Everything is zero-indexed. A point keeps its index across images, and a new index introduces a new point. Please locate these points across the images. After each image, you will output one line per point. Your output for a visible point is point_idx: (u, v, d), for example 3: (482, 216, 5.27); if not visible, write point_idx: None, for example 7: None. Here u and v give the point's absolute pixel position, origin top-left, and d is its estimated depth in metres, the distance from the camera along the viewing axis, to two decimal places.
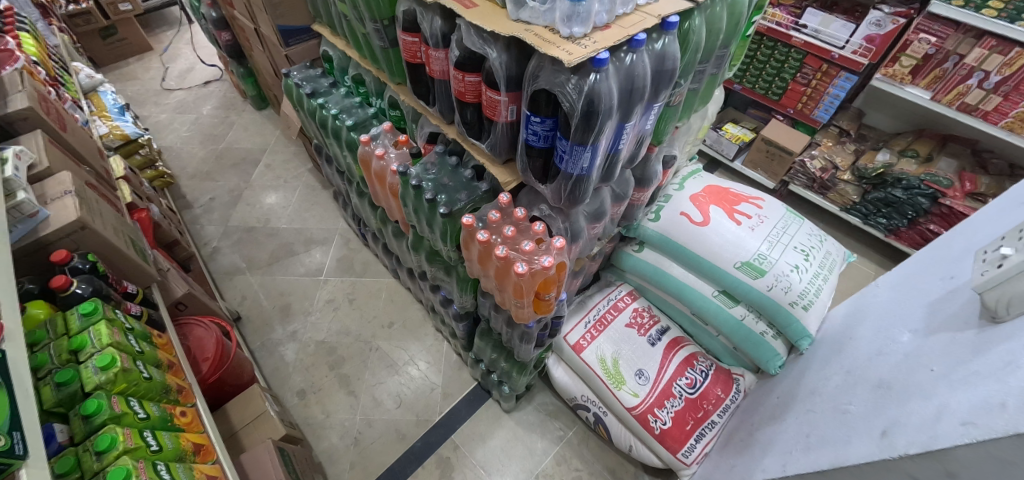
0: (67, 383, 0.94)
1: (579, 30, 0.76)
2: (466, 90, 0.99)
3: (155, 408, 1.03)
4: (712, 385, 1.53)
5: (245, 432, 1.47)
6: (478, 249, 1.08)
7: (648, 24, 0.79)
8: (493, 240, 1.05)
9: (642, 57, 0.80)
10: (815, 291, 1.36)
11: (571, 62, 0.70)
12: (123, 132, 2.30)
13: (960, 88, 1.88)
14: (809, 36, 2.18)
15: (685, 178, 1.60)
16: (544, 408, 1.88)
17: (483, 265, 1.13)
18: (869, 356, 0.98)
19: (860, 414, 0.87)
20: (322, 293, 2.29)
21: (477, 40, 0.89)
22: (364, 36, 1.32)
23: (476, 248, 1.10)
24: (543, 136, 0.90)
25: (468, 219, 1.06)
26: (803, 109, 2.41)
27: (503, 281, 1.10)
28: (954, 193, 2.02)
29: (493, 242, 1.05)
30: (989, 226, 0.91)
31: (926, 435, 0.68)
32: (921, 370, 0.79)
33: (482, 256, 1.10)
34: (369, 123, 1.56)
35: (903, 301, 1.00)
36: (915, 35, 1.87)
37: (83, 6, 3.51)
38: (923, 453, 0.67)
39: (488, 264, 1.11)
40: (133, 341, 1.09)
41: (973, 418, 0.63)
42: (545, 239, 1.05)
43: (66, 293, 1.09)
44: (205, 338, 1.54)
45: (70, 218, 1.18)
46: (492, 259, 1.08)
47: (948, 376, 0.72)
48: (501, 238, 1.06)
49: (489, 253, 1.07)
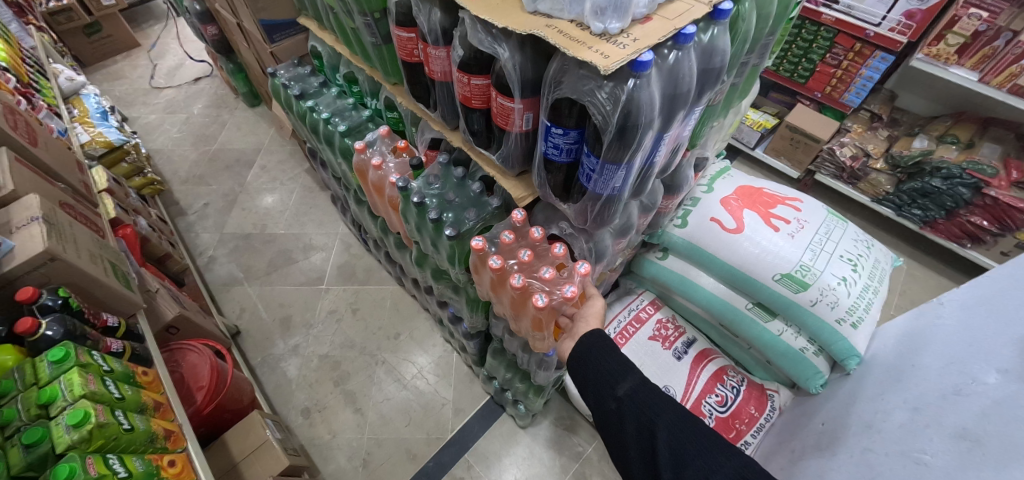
0: (36, 445, 0.85)
1: (615, 25, 0.61)
2: (473, 94, 0.85)
3: (138, 462, 0.93)
4: (744, 402, 1.40)
5: (246, 464, 1.38)
6: (491, 276, 0.96)
7: (696, 14, 0.65)
8: (507, 266, 0.93)
9: (688, 54, 0.66)
10: (865, 306, 1.23)
11: (609, 68, 0.56)
12: (106, 139, 2.17)
13: (1012, 68, 1.68)
14: (840, 13, 1.99)
15: (713, 179, 1.45)
16: (561, 423, 1.78)
17: (496, 291, 1.00)
18: (943, 394, 0.85)
19: (937, 467, 0.75)
20: (324, 304, 2.18)
21: (484, 38, 0.74)
22: (353, 31, 1.17)
23: (487, 274, 0.98)
24: (566, 149, 0.76)
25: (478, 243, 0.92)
26: (831, 93, 2.23)
27: (518, 311, 0.98)
28: (999, 182, 1.85)
29: (507, 269, 0.93)
30: None
31: None
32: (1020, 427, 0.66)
33: (495, 283, 0.98)
34: (364, 127, 1.42)
35: (981, 328, 0.87)
36: (963, 9, 1.69)
37: (64, 2, 3.35)
38: None
39: (501, 291, 0.99)
40: (112, 387, 0.98)
41: None
42: (566, 263, 0.93)
43: (34, 337, 0.98)
44: (198, 364, 1.44)
45: (38, 248, 1.07)
46: (506, 288, 0.96)
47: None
48: (516, 264, 0.94)
49: (503, 281, 0.95)
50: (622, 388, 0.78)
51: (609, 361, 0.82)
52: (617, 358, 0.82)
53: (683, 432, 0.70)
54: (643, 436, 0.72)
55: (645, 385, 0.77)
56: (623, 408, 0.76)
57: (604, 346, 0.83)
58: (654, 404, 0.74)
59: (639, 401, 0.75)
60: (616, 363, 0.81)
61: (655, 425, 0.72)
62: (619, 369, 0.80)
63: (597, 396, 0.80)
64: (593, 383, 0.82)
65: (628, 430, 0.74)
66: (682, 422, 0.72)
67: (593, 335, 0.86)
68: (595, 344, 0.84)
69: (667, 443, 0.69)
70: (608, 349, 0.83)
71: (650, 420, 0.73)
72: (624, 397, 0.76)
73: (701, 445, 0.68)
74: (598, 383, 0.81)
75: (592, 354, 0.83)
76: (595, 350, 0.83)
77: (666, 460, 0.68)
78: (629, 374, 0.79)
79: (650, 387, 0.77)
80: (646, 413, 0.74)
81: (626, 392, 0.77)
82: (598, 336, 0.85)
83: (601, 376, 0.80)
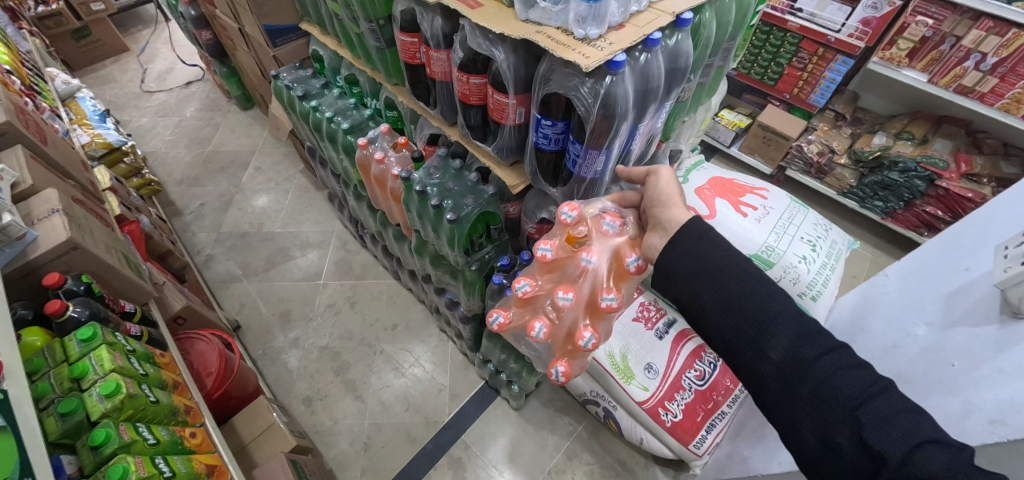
0: (72, 413, 0.91)
1: (594, 31, 0.73)
2: (471, 92, 0.95)
3: (164, 431, 1.00)
4: (720, 376, 1.56)
5: (254, 445, 1.45)
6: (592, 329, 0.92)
7: (662, 22, 0.77)
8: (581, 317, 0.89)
9: (656, 56, 0.78)
10: (823, 282, 1.37)
11: (589, 67, 0.68)
12: (106, 140, 2.22)
13: (957, 70, 1.86)
14: (804, 20, 2.15)
15: (688, 171, 1.57)
16: (552, 404, 1.88)
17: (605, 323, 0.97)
18: (884, 349, 0.98)
19: None
20: (323, 297, 2.26)
21: (482, 42, 0.85)
22: (358, 36, 1.27)
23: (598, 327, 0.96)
24: (554, 139, 0.87)
25: (566, 368, 0.93)
26: (799, 94, 2.39)
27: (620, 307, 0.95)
28: (950, 175, 2.05)
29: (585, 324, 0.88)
30: (1009, 214, 0.84)
31: (955, 431, 0.73)
32: (941, 364, 0.82)
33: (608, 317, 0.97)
34: (365, 126, 1.52)
35: (917, 291, 0.98)
36: (912, 17, 1.85)
37: (53, 7, 3.37)
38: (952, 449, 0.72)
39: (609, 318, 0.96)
40: (136, 363, 1.06)
41: (1002, 416, 0.66)
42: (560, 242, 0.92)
43: (62, 318, 1.05)
44: (206, 351, 1.51)
45: (60, 238, 1.13)
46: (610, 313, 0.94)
47: (993, 361, 0.72)
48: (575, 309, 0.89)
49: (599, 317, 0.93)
50: (775, 350, 0.63)
51: (753, 316, 0.66)
52: (758, 306, 0.66)
53: (903, 418, 0.55)
54: (823, 416, 0.59)
55: (810, 344, 0.62)
56: (785, 380, 0.62)
57: (743, 291, 0.67)
58: (841, 378, 0.59)
59: (809, 373, 0.60)
60: (762, 319, 0.65)
61: (841, 410, 0.58)
62: (768, 325, 0.65)
63: (741, 357, 0.67)
64: (737, 339, 0.67)
65: (804, 407, 0.60)
66: (888, 410, 0.56)
67: (714, 274, 0.69)
68: (724, 297, 0.68)
69: (875, 441, 0.55)
70: (748, 303, 0.66)
71: (836, 403, 0.58)
72: (785, 364, 0.62)
73: (918, 441, 0.53)
74: (741, 342, 0.66)
75: (722, 311, 0.68)
76: (728, 304, 0.67)
77: (868, 457, 0.55)
78: (783, 332, 0.63)
79: (819, 351, 0.62)
80: (832, 393, 0.59)
81: (788, 358, 0.62)
82: (728, 282, 0.68)
83: (739, 332, 0.66)
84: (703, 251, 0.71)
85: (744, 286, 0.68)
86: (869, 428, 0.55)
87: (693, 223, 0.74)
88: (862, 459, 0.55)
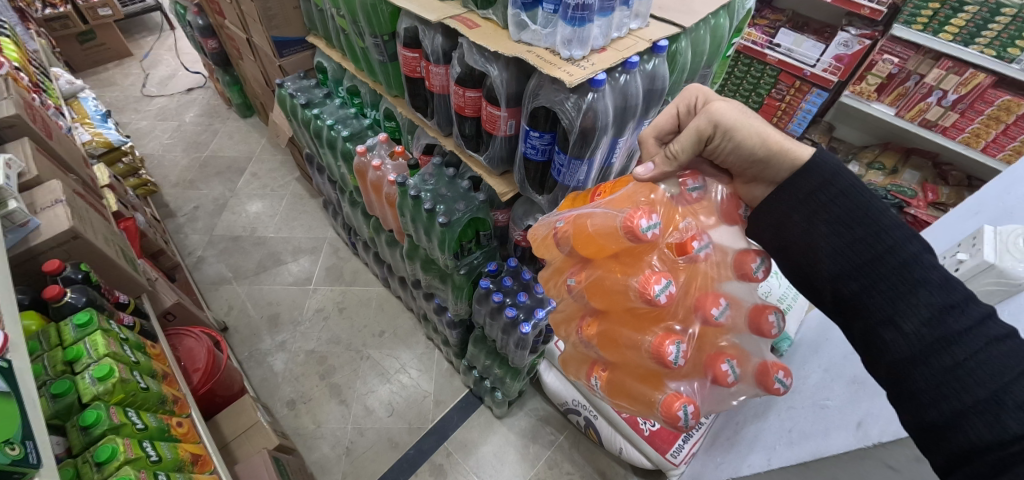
0: (63, 395, 0.93)
1: (578, 53, 0.83)
2: (466, 104, 1.03)
3: (152, 418, 1.02)
4: None
5: (237, 443, 1.45)
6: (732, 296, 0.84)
7: (640, 48, 0.86)
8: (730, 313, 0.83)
9: (634, 78, 0.89)
10: (792, 297, 1.63)
11: (573, 83, 0.76)
12: (106, 139, 2.28)
13: (921, 105, 2.00)
14: (783, 55, 2.29)
15: None
16: (535, 413, 1.91)
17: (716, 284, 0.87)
18: (844, 355, 1.06)
19: (802, 405, 1.07)
20: (312, 302, 2.28)
21: (478, 58, 0.94)
22: (363, 50, 1.36)
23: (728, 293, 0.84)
24: (541, 149, 0.96)
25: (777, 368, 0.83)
26: (778, 123, 2.52)
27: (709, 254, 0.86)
28: (918, 203, 2.16)
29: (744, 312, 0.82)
30: (950, 234, 0.96)
31: (849, 438, 0.83)
32: (846, 373, 0.99)
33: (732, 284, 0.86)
34: (364, 134, 1.60)
35: None
36: (879, 55, 1.98)
37: (61, 9, 3.44)
38: (818, 458, 0.89)
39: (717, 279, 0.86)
40: (128, 350, 1.08)
41: (866, 423, 0.81)
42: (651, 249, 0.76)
43: (59, 304, 1.08)
44: (195, 348, 1.53)
45: (63, 227, 1.17)
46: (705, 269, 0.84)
47: None
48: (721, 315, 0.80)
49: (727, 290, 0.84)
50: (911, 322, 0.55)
51: (888, 281, 0.57)
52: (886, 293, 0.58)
53: None
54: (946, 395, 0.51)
55: (956, 314, 0.53)
56: (915, 351, 0.54)
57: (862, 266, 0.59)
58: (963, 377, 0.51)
59: (950, 347, 0.52)
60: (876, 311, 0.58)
61: (978, 390, 0.50)
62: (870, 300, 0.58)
63: (869, 317, 0.58)
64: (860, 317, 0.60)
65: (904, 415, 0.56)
66: None
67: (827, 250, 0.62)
68: None
69: (1016, 423, 0.47)
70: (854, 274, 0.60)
71: (965, 386, 0.51)
72: (921, 338, 0.54)
73: None
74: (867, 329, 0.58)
75: None
76: None
77: (991, 432, 0.48)
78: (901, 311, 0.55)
79: (967, 326, 0.52)
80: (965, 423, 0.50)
81: (924, 331, 0.54)
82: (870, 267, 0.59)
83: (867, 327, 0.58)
84: (824, 203, 0.63)
85: (883, 243, 0.59)
86: (1013, 409, 0.47)
87: (815, 167, 0.64)
88: (983, 434, 0.48)
